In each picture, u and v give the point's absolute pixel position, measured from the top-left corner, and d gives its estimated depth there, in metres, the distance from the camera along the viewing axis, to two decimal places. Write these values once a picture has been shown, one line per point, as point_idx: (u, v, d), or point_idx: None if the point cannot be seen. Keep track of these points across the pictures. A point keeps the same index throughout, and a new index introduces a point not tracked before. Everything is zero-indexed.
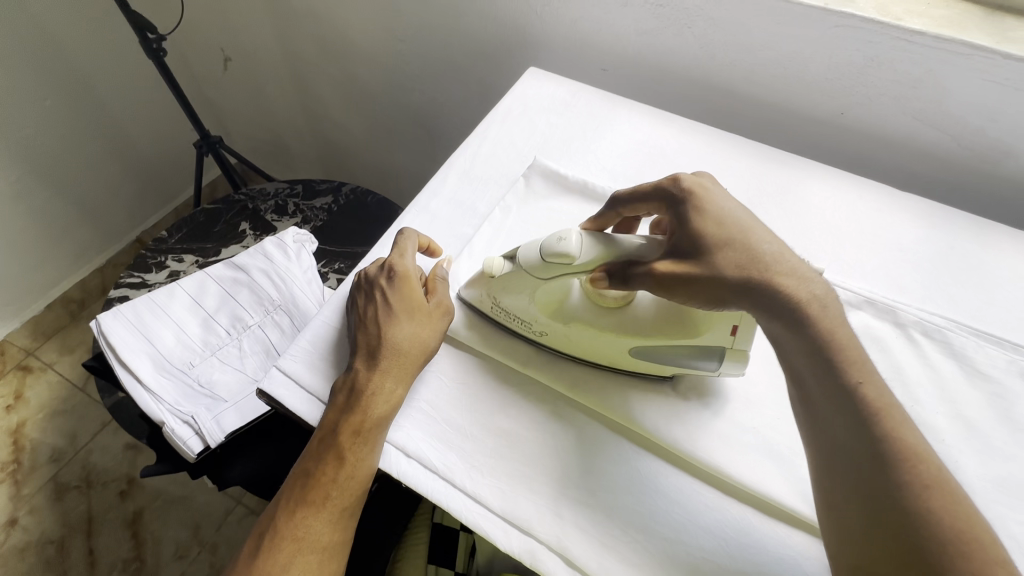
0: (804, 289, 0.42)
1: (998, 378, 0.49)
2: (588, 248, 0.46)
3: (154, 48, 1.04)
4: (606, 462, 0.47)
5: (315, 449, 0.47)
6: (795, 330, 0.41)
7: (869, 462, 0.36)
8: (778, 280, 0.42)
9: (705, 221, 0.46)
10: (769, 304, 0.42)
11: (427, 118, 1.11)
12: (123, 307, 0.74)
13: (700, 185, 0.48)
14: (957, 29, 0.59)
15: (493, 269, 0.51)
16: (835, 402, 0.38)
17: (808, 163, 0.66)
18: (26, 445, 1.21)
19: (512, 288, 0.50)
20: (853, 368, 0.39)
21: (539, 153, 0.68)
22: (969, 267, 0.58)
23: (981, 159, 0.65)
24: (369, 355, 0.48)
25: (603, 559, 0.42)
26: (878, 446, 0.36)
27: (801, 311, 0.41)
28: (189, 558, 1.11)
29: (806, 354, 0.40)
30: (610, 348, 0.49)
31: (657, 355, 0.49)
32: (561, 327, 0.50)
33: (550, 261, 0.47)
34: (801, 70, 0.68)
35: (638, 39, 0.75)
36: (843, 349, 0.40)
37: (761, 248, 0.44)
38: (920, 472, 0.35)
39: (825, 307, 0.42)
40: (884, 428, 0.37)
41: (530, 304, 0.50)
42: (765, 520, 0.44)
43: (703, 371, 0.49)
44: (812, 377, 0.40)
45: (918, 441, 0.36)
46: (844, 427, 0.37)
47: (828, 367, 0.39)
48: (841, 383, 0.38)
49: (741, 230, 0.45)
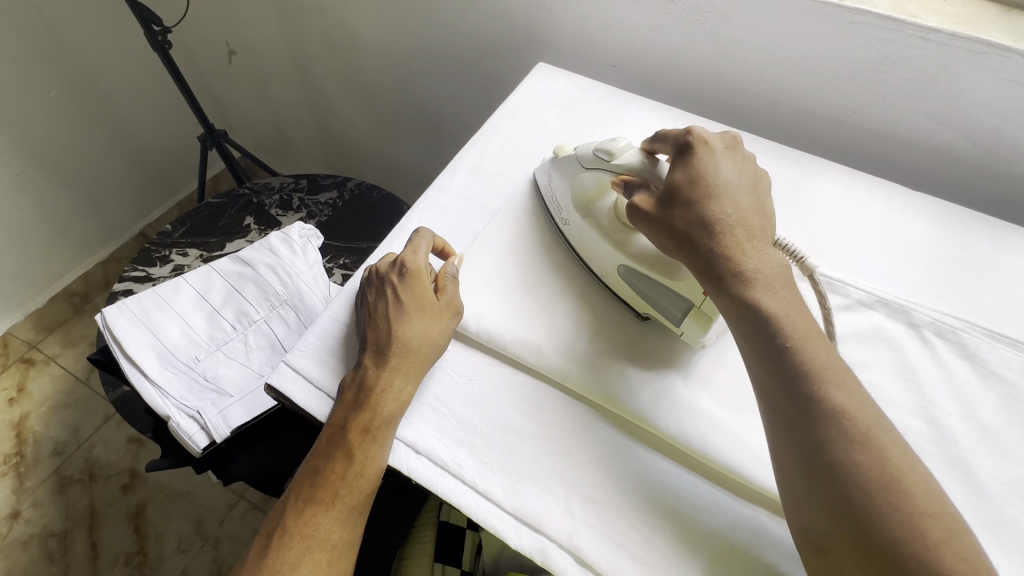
0: (736, 259, 0.43)
1: (1012, 379, 0.49)
2: (631, 154, 0.52)
3: (159, 40, 1.03)
4: (618, 459, 0.46)
5: (325, 448, 0.47)
6: (729, 299, 0.43)
7: (803, 427, 0.37)
8: (719, 244, 0.44)
9: (681, 177, 0.47)
10: (706, 267, 0.44)
11: (432, 113, 1.10)
12: (129, 301, 0.74)
13: (705, 144, 0.48)
14: (973, 26, 0.58)
15: (562, 151, 0.60)
16: (764, 366, 0.40)
17: (820, 162, 0.66)
18: (29, 438, 1.21)
19: (563, 172, 0.58)
20: (785, 333, 0.41)
21: (548, 149, 0.67)
22: (982, 267, 0.57)
23: (995, 158, 0.65)
24: (378, 352, 0.48)
25: (615, 559, 0.42)
26: (804, 407, 0.38)
27: (733, 279, 0.43)
28: (192, 552, 1.11)
29: (737, 319, 0.43)
30: (605, 257, 0.54)
31: (638, 286, 0.51)
32: (578, 219, 0.56)
33: (596, 154, 0.54)
34: (814, 67, 0.67)
35: (649, 35, 0.75)
36: (773, 315, 0.41)
37: (719, 213, 0.45)
38: (844, 428, 0.37)
39: (757, 275, 0.43)
40: (814, 390, 0.38)
41: (569, 188, 0.57)
42: (779, 521, 0.43)
43: (668, 322, 0.50)
44: (745, 343, 0.42)
45: (847, 398, 0.38)
46: (775, 390, 0.39)
47: (758, 332, 0.41)
48: (773, 347, 0.40)
49: (708, 191, 0.46)
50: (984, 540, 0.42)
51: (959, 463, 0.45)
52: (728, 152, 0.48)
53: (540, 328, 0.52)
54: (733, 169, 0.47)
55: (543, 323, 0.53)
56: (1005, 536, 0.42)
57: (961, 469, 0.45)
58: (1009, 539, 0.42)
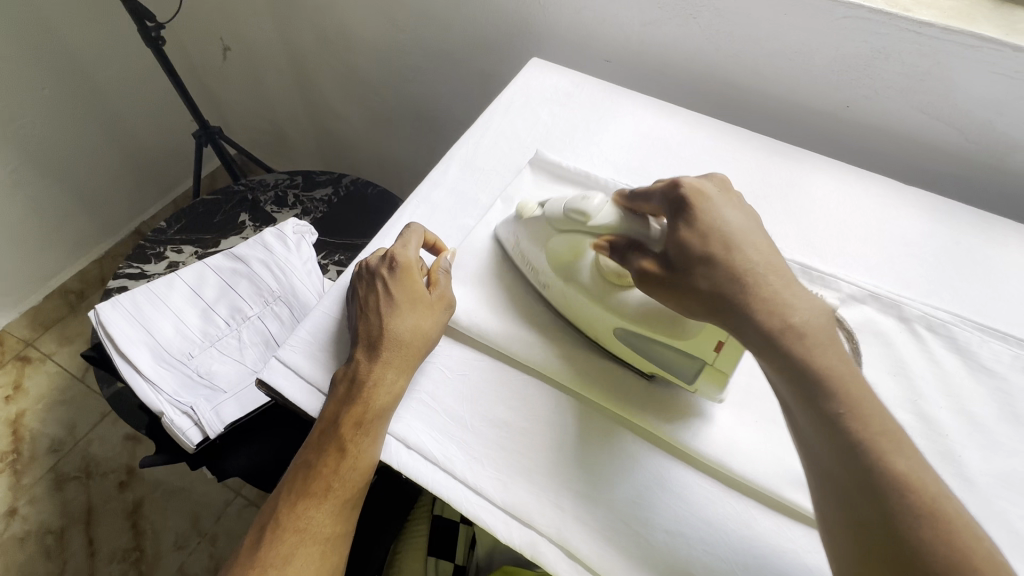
0: (777, 317, 0.38)
1: (1003, 373, 0.49)
2: (607, 213, 0.48)
3: (153, 36, 1.02)
4: (609, 451, 0.47)
5: (317, 441, 0.47)
6: (771, 358, 0.38)
7: (860, 498, 0.33)
8: (756, 301, 0.39)
9: (692, 235, 0.42)
10: (744, 327, 0.39)
11: (428, 109, 1.10)
12: (122, 297, 0.74)
13: (699, 193, 0.43)
14: (965, 20, 0.58)
15: (525, 211, 0.55)
16: (819, 433, 0.35)
17: (812, 156, 0.65)
18: (26, 435, 1.22)
19: (533, 234, 0.54)
20: (840, 397, 0.35)
21: (541, 144, 0.67)
22: (974, 262, 0.57)
23: (987, 152, 0.65)
24: (370, 346, 0.48)
25: (604, 551, 0.42)
26: (864, 479, 0.33)
27: (774, 338, 0.37)
28: (189, 548, 1.11)
29: (789, 383, 0.37)
30: (599, 322, 0.49)
31: (642, 346, 0.48)
32: (560, 284, 0.52)
33: (568, 215, 0.50)
34: (808, 61, 0.67)
35: (643, 30, 0.74)
36: (826, 375, 0.36)
37: (743, 265, 0.40)
38: (908, 502, 0.32)
39: (803, 332, 0.37)
40: (875, 458, 0.34)
41: (542, 251, 0.53)
42: (770, 514, 0.43)
43: (680, 380, 0.47)
44: (796, 406, 0.37)
45: (910, 466, 0.33)
46: (831, 462, 0.35)
47: (811, 396, 0.36)
48: (826, 410, 0.35)
49: (726, 246, 0.41)
50: None
51: (949, 456, 0.45)
52: (726, 196, 0.44)
53: (532, 324, 0.53)
54: (739, 214, 0.43)
55: (535, 318, 0.53)
56: (992, 528, 0.42)
57: (951, 463, 0.45)
58: (996, 531, 0.42)
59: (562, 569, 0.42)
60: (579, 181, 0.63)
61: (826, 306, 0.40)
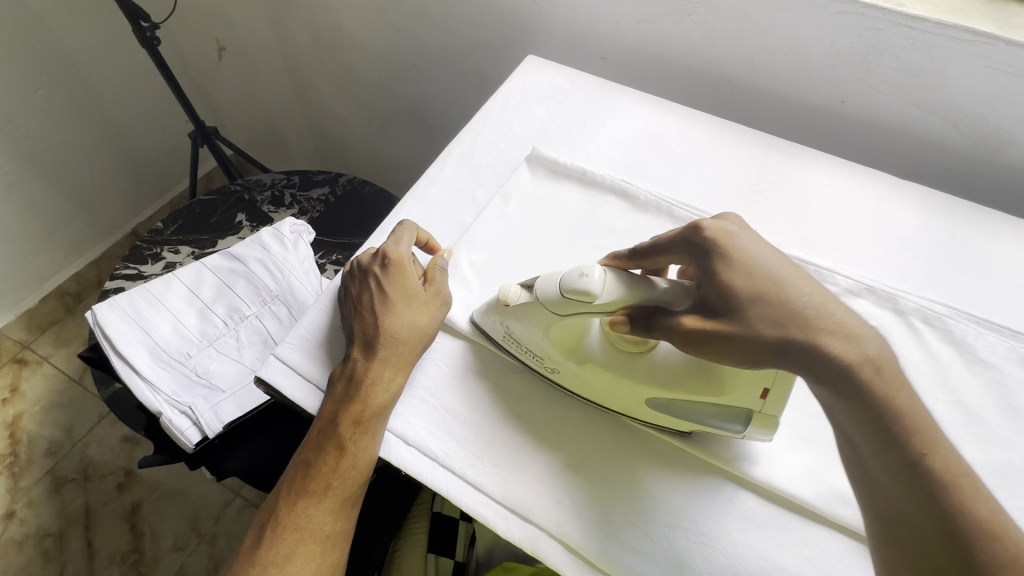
0: (852, 351, 0.36)
1: (998, 364, 0.49)
2: (611, 287, 0.43)
3: (148, 37, 1.02)
4: (608, 446, 0.47)
5: (315, 439, 0.47)
6: (846, 396, 0.36)
7: (937, 540, 0.31)
8: (823, 337, 0.37)
9: (735, 278, 0.40)
10: (817, 365, 0.37)
11: (424, 108, 1.10)
12: (119, 297, 0.74)
13: (724, 232, 0.42)
14: (959, 15, 0.58)
15: (510, 297, 0.48)
16: (894, 477, 0.33)
17: (807, 152, 0.66)
18: (23, 438, 1.21)
19: (528, 322, 0.47)
20: (918, 437, 0.34)
21: (538, 142, 0.67)
22: (969, 254, 0.57)
23: (980, 146, 0.65)
24: (367, 344, 0.48)
25: (604, 545, 0.42)
26: (943, 522, 0.31)
27: (852, 373, 0.36)
28: (189, 549, 1.11)
29: (864, 426, 0.35)
30: (625, 395, 0.46)
31: (680, 411, 0.44)
32: (574, 368, 0.47)
33: (569, 297, 0.44)
34: (803, 56, 0.67)
35: (638, 27, 0.75)
36: (906, 416, 0.34)
37: (797, 300, 0.39)
38: (994, 550, 0.30)
39: (881, 366, 0.36)
40: (953, 501, 0.32)
41: (543, 337, 0.47)
42: (767, 505, 0.44)
43: (727, 433, 0.44)
44: (870, 448, 0.35)
45: (992, 510, 0.31)
46: (906, 506, 0.33)
47: (890, 439, 0.34)
48: (902, 452, 0.34)
49: (776, 282, 0.39)
50: None
51: None
52: (748, 233, 0.43)
53: None
54: (768, 245, 0.42)
55: None
56: None
57: None
58: None
59: (561, 563, 0.42)
60: (575, 179, 0.63)
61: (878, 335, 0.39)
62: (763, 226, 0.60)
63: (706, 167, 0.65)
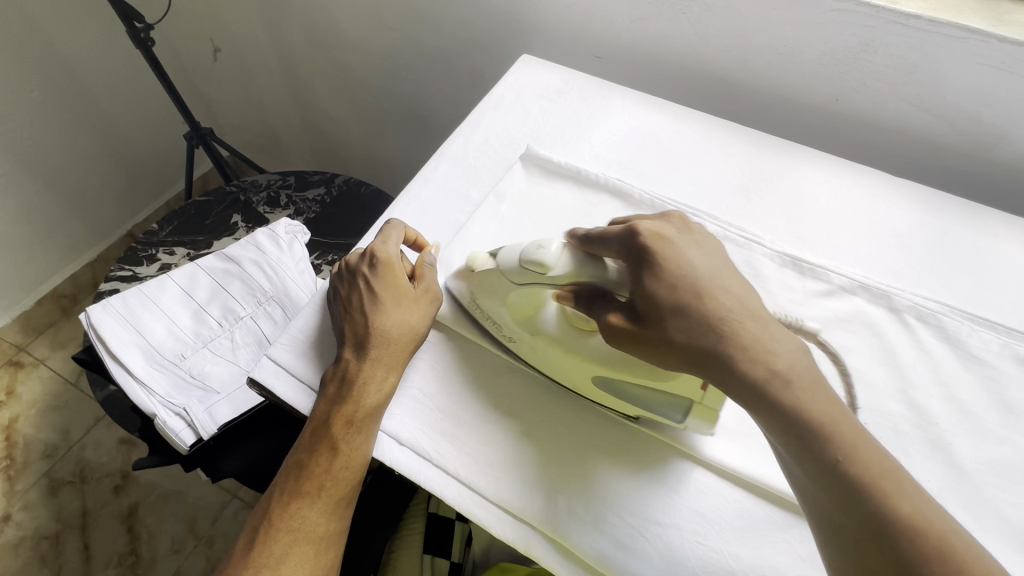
0: (760, 365, 0.36)
1: (992, 361, 0.49)
2: (566, 261, 0.45)
3: (142, 37, 1.01)
4: (603, 445, 0.46)
5: (308, 441, 0.47)
6: (762, 409, 0.36)
7: (871, 543, 0.31)
8: (735, 350, 0.37)
9: (660, 287, 0.40)
10: (730, 379, 0.37)
11: (419, 107, 1.10)
12: (113, 299, 0.73)
13: (660, 240, 0.42)
14: (951, 12, 0.58)
15: (477, 262, 0.50)
16: (816, 480, 0.34)
17: (802, 150, 0.65)
18: (19, 441, 1.20)
19: (487, 288, 0.50)
20: (835, 442, 0.34)
21: (532, 141, 0.67)
22: (964, 251, 0.57)
23: (974, 143, 0.65)
24: (358, 344, 0.48)
25: (598, 545, 0.42)
26: (870, 526, 0.32)
27: (763, 387, 0.36)
28: (186, 552, 1.10)
29: (782, 435, 0.35)
30: (572, 371, 0.47)
31: (622, 392, 0.46)
32: (527, 338, 0.49)
33: (525, 267, 0.46)
34: (796, 54, 0.67)
35: (632, 25, 0.75)
36: (819, 423, 0.34)
37: (717, 312, 0.38)
38: (918, 547, 0.31)
39: (789, 378, 0.36)
40: (877, 502, 0.32)
41: (501, 303, 0.49)
42: (760, 504, 0.43)
43: (668, 421, 0.45)
44: (790, 455, 0.35)
45: (914, 506, 0.32)
46: (836, 512, 0.33)
47: (806, 446, 0.34)
48: (820, 461, 0.34)
49: (698, 295, 0.39)
50: (963, 520, 0.42)
51: (939, 444, 0.45)
52: (687, 239, 0.42)
53: None
54: (703, 254, 0.41)
55: None
56: (983, 516, 0.43)
57: (940, 450, 0.45)
58: (984, 517, 0.42)
59: (555, 561, 0.43)
60: (569, 178, 0.63)
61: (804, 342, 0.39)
62: (758, 224, 0.60)
63: (700, 166, 0.65)
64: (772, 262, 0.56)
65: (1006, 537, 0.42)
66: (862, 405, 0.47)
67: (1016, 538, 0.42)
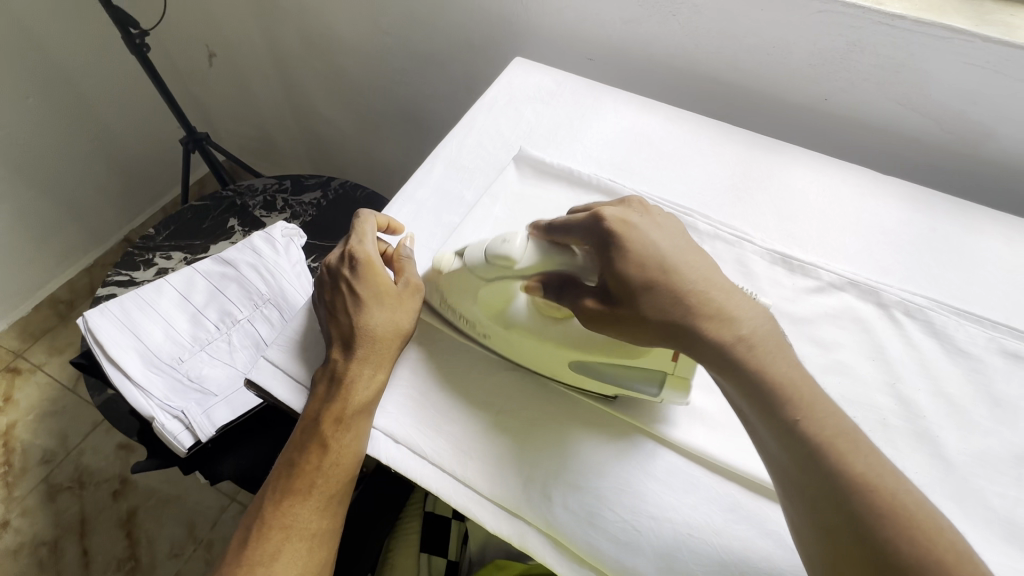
0: (727, 332, 0.40)
1: (979, 355, 0.50)
2: (530, 253, 0.45)
3: (137, 43, 1.02)
4: (594, 440, 0.47)
5: (299, 439, 0.47)
6: (729, 372, 0.39)
7: (828, 500, 0.34)
8: (703, 321, 0.40)
9: (629, 266, 0.42)
10: (698, 348, 0.40)
11: (414, 110, 1.10)
12: (111, 304, 0.74)
13: (624, 222, 0.44)
14: (935, 13, 0.59)
15: (445, 264, 0.51)
16: (779, 441, 0.37)
17: (791, 149, 0.66)
18: (16, 447, 1.20)
19: (458, 289, 0.50)
20: (796, 404, 0.37)
21: (525, 142, 0.68)
22: (952, 248, 0.58)
23: (962, 141, 0.66)
24: (345, 343, 0.49)
25: (590, 538, 0.43)
26: (829, 481, 0.34)
27: (728, 353, 0.39)
28: (185, 556, 1.10)
29: (746, 397, 0.39)
30: (550, 359, 0.48)
31: (599, 372, 0.47)
32: (502, 332, 0.49)
33: (493, 261, 0.46)
34: (785, 54, 0.68)
35: (623, 28, 0.75)
36: (779, 386, 0.38)
37: (684, 286, 0.41)
38: (869, 500, 0.34)
39: (752, 344, 0.39)
40: (834, 461, 0.35)
41: (472, 299, 0.50)
42: (751, 497, 0.44)
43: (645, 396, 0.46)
44: (754, 416, 0.38)
45: (868, 464, 0.35)
46: (795, 469, 0.36)
47: (768, 407, 0.37)
48: (783, 420, 0.37)
49: (664, 271, 0.41)
50: (951, 510, 0.43)
51: (927, 436, 0.46)
52: (649, 221, 0.45)
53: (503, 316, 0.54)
54: (665, 235, 0.44)
55: None
56: (970, 506, 0.43)
57: (928, 442, 0.46)
58: (972, 507, 0.43)
59: (548, 555, 0.43)
60: (562, 179, 0.64)
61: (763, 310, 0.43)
62: (748, 223, 0.60)
63: (691, 166, 0.65)
64: (763, 260, 0.56)
65: (994, 527, 0.43)
66: (850, 398, 0.48)
67: (1003, 528, 0.42)
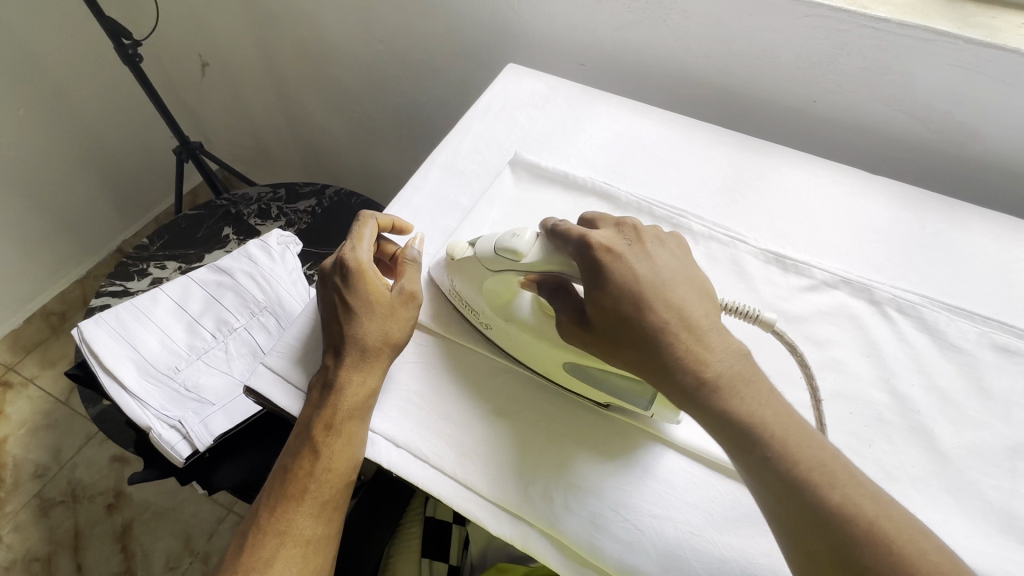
0: (694, 371, 0.39)
1: (971, 350, 0.51)
2: (537, 249, 0.46)
3: (130, 54, 1.02)
4: (597, 439, 0.48)
5: (293, 445, 0.48)
6: (701, 409, 0.39)
7: (813, 531, 0.34)
8: (675, 358, 0.40)
9: (607, 300, 0.42)
10: (670, 386, 0.40)
11: (408, 116, 1.11)
12: (106, 314, 0.73)
13: (609, 252, 0.43)
14: (921, 16, 0.61)
15: (456, 251, 0.52)
16: (749, 475, 0.37)
17: (782, 151, 0.67)
18: (9, 462, 1.19)
19: (464, 275, 0.51)
20: (768, 442, 0.37)
21: (520, 147, 0.68)
22: (940, 245, 0.59)
23: (948, 140, 0.67)
24: (337, 350, 0.49)
25: (593, 539, 0.43)
26: (808, 516, 0.34)
27: (699, 391, 0.39)
28: (181, 568, 1.09)
29: (720, 436, 0.39)
30: (546, 357, 0.48)
31: (593, 377, 0.47)
32: (503, 325, 0.50)
33: (499, 254, 0.47)
34: (774, 57, 0.69)
35: (615, 33, 0.76)
36: (750, 423, 0.37)
37: (657, 323, 0.40)
38: (851, 531, 0.34)
39: (722, 381, 0.39)
40: (809, 493, 0.35)
41: (478, 291, 0.51)
42: (751, 494, 0.45)
43: (635, 408, 0.46)
44: (730, 455, 0.39)
45: (845, 495, 0.35)
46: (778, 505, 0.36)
47: (742, 444, 0.37)
48: (758, 457, 0.37)
49: (642, 305, 0.41)
50: (947, 503, 0.44)
51: (921, 431, 0.47)
52: (635, 252, 0.44)
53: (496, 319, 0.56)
54: (651, 266, 0.43)
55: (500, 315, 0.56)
56: (966, 499, 0.44)
57: (923, 437, 0.47)
58: (968, 499, 0.44)
59: (551, 556, 0.44)
60: (559, 184, 0.64)
61: (744, 342, 0.41)
62: (743, 223, 0.61)
63: (684, 168, 0.66)
64: (757, 260, 0.57)
65: (989, 517, 0.43)
66: (845, 394, 0.49)
67: (998, 518, 0.43)
